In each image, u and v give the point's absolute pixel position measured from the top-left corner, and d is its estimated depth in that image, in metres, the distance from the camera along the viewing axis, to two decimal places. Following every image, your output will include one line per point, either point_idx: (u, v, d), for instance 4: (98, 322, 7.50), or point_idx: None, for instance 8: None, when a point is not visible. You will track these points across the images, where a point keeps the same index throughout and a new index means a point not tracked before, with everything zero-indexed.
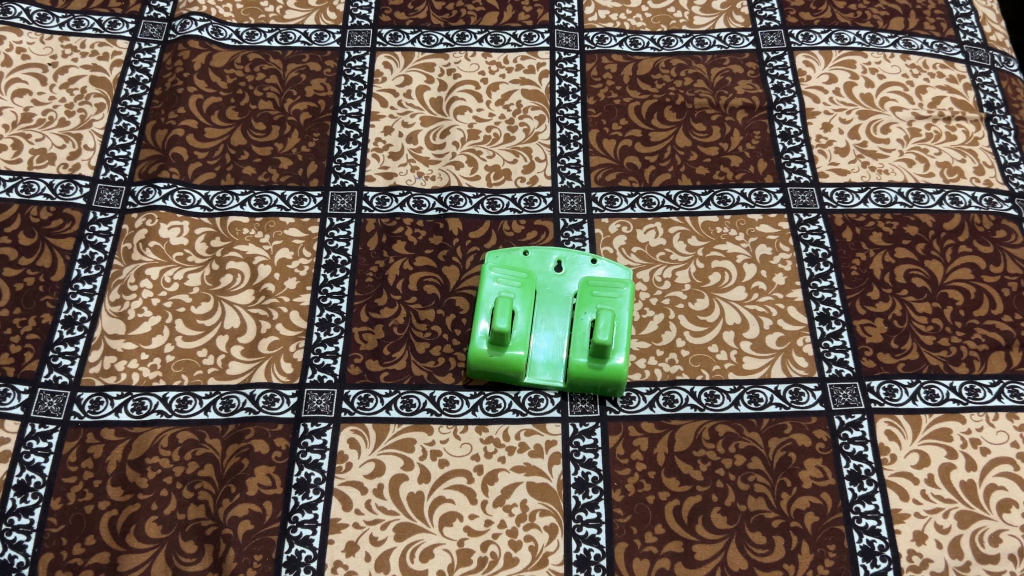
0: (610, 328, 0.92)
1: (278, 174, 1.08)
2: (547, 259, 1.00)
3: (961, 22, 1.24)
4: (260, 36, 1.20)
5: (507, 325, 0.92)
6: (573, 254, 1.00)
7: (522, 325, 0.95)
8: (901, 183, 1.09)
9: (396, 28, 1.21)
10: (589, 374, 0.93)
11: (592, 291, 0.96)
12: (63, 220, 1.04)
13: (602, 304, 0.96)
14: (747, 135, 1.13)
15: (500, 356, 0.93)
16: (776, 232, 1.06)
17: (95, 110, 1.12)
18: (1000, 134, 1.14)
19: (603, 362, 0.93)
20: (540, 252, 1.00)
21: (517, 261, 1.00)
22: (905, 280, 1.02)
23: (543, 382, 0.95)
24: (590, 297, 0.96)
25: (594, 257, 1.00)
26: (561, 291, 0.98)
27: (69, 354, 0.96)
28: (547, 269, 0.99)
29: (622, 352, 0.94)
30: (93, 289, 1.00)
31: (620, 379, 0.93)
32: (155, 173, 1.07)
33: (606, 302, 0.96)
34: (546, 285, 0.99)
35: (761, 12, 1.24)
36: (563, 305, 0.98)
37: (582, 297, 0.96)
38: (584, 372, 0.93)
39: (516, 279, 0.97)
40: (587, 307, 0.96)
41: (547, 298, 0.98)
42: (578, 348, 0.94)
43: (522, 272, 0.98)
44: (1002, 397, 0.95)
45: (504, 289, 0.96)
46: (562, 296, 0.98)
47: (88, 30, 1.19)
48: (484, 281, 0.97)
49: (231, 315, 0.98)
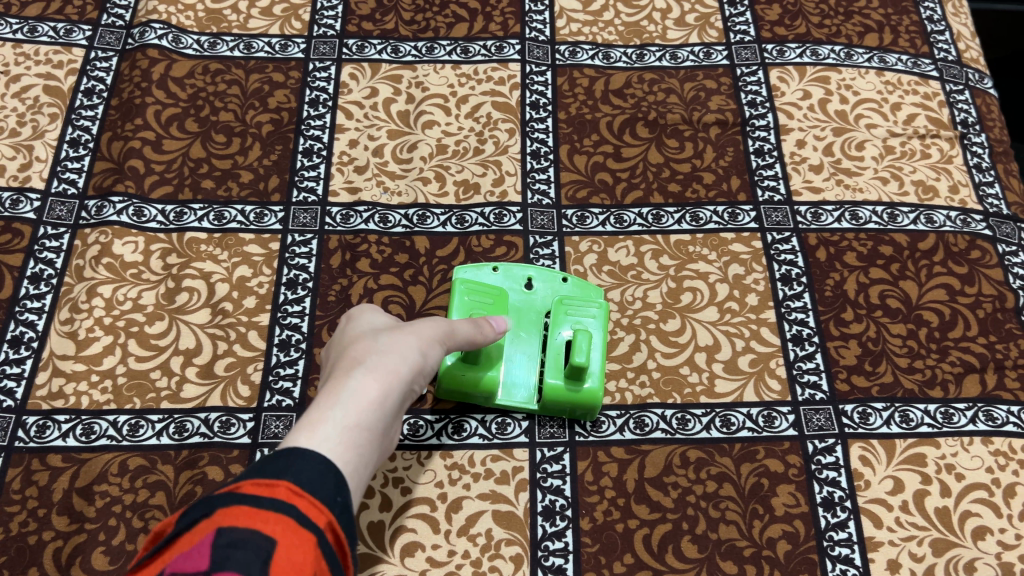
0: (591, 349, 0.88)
1: (239, 189, 1.05)
2: (517, 275, 0.97)
3: (935, 39, 1.23)
4: (221, 45, 1.16)
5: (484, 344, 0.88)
6: (545, 271, 0.97)
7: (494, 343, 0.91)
8: (876, 202, 1.08)
9: (363, 39, 1.18)
10: (563, 397, 0.90)
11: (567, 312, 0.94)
12: (11, 234, 1.00)
13: (577, 326, 0.93)
14: (720, 151, 1.11)
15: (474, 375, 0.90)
16: (748, 251, 1.04)
17: (48, 121, 1.08)
18: (975, 152, 1.13)
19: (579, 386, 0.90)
20: (511, 268, 0.97)
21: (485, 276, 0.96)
22: (879, 300, 1.00)
23: (516, 405, 0.92)
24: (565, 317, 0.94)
25: (564, 275, 0.97)
26: (533, 310, 0.95)
27: (15, 376, 0.92)
28: (518, 286, 0.96)
29: (596, 375, 0.91)
30: (42, 307, 0.96)
31: (595, 403, 0.90)
32: (109, 187, 1.03)
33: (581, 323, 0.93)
34: (516, 302, 0.95)
35: (735, 26, 1.22)
36: (535, 324, 0.95)
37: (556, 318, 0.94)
38: (561, 395, 0.90)
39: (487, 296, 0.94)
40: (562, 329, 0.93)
41: (519, 317, 0.95)
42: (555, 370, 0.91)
43: (493, 290, 0.94)
44: (977, 421, 0.93)
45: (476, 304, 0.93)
46: (534, 315, 0.95)
47: (42, 37, 1.15)
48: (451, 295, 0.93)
49: (186, 335, 0.95)
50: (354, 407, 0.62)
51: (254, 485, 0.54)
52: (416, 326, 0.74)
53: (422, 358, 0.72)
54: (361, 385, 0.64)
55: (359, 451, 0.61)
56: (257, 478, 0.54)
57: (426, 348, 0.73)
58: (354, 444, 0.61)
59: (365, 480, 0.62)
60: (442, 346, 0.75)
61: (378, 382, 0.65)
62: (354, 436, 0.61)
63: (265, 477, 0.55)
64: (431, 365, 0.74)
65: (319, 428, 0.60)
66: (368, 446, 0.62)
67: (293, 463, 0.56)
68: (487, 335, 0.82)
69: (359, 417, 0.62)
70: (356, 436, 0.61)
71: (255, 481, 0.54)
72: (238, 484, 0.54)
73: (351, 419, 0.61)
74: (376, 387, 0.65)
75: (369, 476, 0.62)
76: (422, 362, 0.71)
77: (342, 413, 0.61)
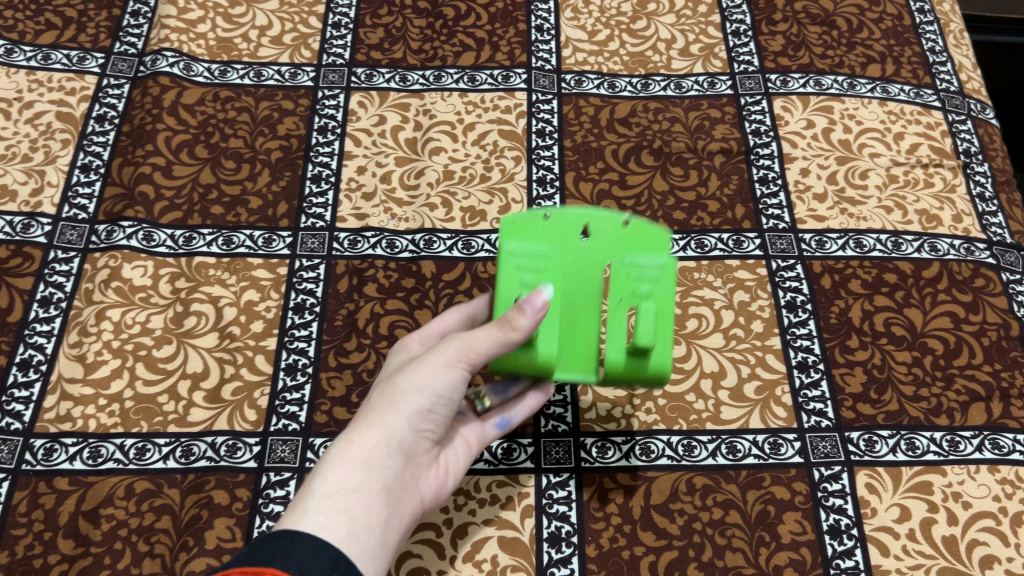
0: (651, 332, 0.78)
1: (247, 215, 1.06)
2: (574, 221, 0.81)
3: (937, 70, 1.24)
4: (232, 73, 1.17)
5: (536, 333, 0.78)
6: (605, 212, 0.81)
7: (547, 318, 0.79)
8: (879, 230, 1.08)
9: (372, 67, 1.20)
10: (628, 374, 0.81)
11: (629, 271, 0.80)
12: (22, 258, 1.01)
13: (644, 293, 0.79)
14: (724, 179, 1.12)
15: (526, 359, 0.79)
16: (753, 278, 1.04)
17: (60, 146, 1.09)
18: (977, 181, 1.14)
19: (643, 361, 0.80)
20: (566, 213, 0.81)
21: (534, 227, 0.80)
22: (884, 328, 1.01)
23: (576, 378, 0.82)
24: (626, 276, 0.80)
25: (625, 216, 0.81)
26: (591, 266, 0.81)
27: (23, 399, 0.92)
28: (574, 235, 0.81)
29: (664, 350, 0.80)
30: (51, 331, 0.96)
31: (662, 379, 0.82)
32: (119, 212, 1.04)
33: (644, 282, 0.80)
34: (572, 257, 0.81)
35: (739, 57, 1.24)
36: (591, 282, 0.82)
37: (616, 279, 0.80)
38: (623, 373, 0.81)
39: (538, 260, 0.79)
40: (623, 290, 0.80)
41: (573, 276, 0.82)
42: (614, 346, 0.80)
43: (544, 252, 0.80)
44: (983, 449, 0.93)
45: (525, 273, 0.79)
46: (593, 270, 0.81)
47: (56, 65, 1.16)
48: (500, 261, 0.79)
49: (194, 359, 0.95)
50: (331, 478, 0.67)
51: (243, 569, 0.59)
52: (420, 363, 0.73)
53: (420, 398, 0.72)
54: (338, 454, 0.69)
55: (346, 517, 0.66)
56: (246, 564, 0.59)
57: (425, 384, 0.72)
58: (335, 509, 0.66)
59: (363, 545, 0.66)
60: (454, 370, 0.73)
61: (355, 448, 0.69)
62: (334, 502, 0.66)
63: (254, 562, 0.60)
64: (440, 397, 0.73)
65: (302, 504, 0.66)
66: (356, 507, 0.67)
67: (279, 544, 0.62)
68: (513, 330, 0.72)
69: (336, 489, 0.67)
70: (336, 502, 0.66)
71: (243, 567, 0.59)
72: (230, 568, 0.59)
73: (327, 490, 0.67)
74: (351, 453, 0.69)
75: (373, 535, 0.67)
76: (416, 405, 0.72)
77: (319, 488, 0.67)
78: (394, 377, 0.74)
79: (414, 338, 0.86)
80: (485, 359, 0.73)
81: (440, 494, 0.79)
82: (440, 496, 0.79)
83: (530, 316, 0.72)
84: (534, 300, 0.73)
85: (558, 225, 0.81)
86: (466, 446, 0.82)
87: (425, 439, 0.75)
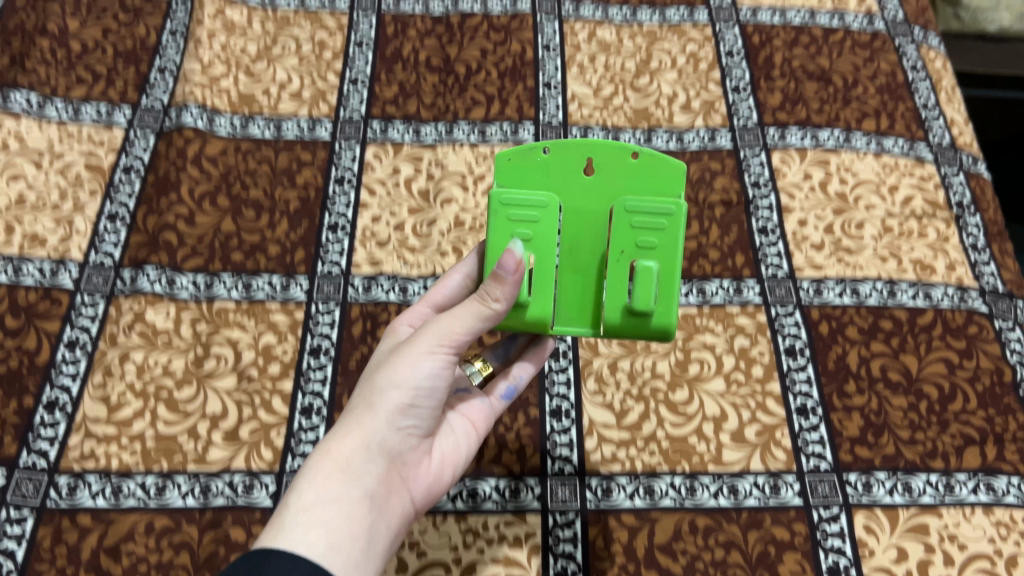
0: (648, 294, 0.76)
1: (266, 261, 1.10)
2: (576, 159, 0.77)
3: (930, 124, 1.29)
4: (253, 126, 1.23)
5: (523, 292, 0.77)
6: (607, 148, 0.77)
7: (541, 273, 0.78)
8: (875, 278, 1.12)
9: (386, 121, 1.25)
10: (630, 331, 0.79)
11: (630, 217, 0.76)
12: (50, 302, 1.05)
13: (646, 243, 0.77)
14: (725, 229, 1.16)
15: (518, 322, 0.79)
16: (753, 324, 1.08)
17: (88, 196, 1.14)
18: (970, 232, 1.18)
19: (643, 318, 0.78)
20: (568, 149, 0.77)
21: (532, 167, 0.78)
22: (881, 373, 1.04)
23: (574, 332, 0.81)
24: (628, 223, 0.77)
25: (631, 149, 0.76)
26: (596, 206, 0.78)
27: (49, 438, 0.96)
28: (577, 174, 0.78)
29: (666, 307, 0.78)
30: (76, 372, 1.00)
31: (666, 336, 0.79)
32: (144, 258, 1.09)
33: (647, 232, 0.77)
34: (575, 197, 0.78)
35: (739, 112, 1.29)
36: (595, 224, 0.78)
37: (617, 224, 0.77)
38: (623, 332, 0.79)
39: (533, 206, 0.77)
40: (624, 237, 0.77)
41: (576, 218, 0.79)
42: (613, 303, 0.78)
43: (541, 195, 0.77)
44: (978, 492, 0.96)
45: (520, 220, 0.77)
46: (596, 214, 0.78)
47: (85, 118, 1.21)
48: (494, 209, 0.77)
49: (213, 401, 0.99)
50: (309, 487, 0.68)
51: None
52: (395, 358, 0.74)
53: (398, 395, 0.73)
54: (316, 464, 0.70)
55: (328, 525, 0.66)
56: None
57: (403, 378, 0.73)
58: (313, 522, 0.66)
59: (351, 553, 0.66)
60: (435, 358, 0.73)
61: (331, 457, 0.70)
62: (312, 516, 0.66)
63: None
64: (420, 390, 0.73)
65: (282, 515, 0.66)
66: (338, 515, 0.67)
67: (262, 562, 0.60)
68: (494, 302, 0.72)
69: (314, 498, 0.67)
70: (314, 515, 0.66)
71: None
72: None
73: (305, 500, 0.67)
74: (328, 462, 0.70)
75: (359, 541, 0.67)
76: (394, 402, 0.73)
77: (297, 498, 0.67)
78: (371, 378, 0.75)
79: (403, 320, 0.86)
80: (467, 340, 0.73)
81: (432, 493, 0.79)
82: (433, 494, 0.80)
83: (507, 284, 0.71)
84: (508, 262, 0.71)
85: (559, 163, 0.78)
86: (474, 428, 0.85)
87: (410, 434, 0.75)
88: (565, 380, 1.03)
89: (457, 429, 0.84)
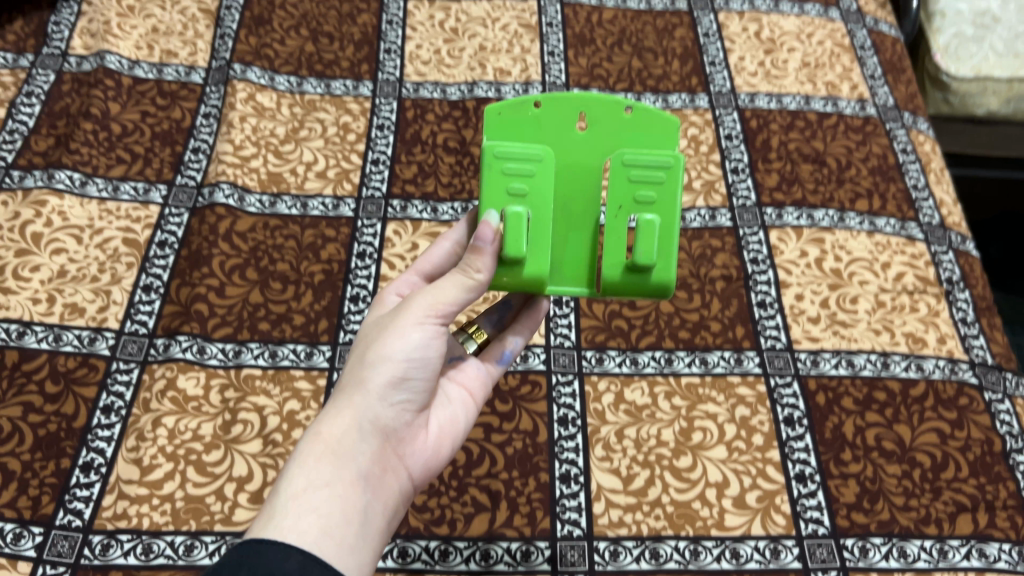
0: (650, 250, 0.83)
1: (291, 330, 1.17)
2: (569, 114, 0.83)
3: (920, 205, 1.37)
4: (281, 203, 1.30)
5: (524, 249, 0.81)
6: (601, 102, 0.83)
7: (539, 235, 0.83)
8: (869, 350, 1.18)
9: (406, 199, 1.33)
10: (631, 287, 0.85)
11: (629, 171, 0.83)
12: (87, 368, 1.11)
13: (644, 198, 0.83)
14: (726, 302, 1.22)
15: (518, 280, 0.84)
16: (753, 394, 1.13)
17: (125, 268, 1.21)
18: (959, 307, 1.24)
19: (645, 275, 0.85)
20: (560, 103, 0.83)
21: (525, 121, 0.83)
22: (875, 442, 1.09)
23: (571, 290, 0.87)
24: (626, 179, 0.83)
25: (625, 103, 0.83)
26: (590, 160, 0.85)
27: (84, 498, 1.01)
28: (571, 130, 0.84)
29: (665, 263, 0.85)
30: (111, 436, 1.06)
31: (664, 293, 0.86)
32: (177, 327, 1.15)
33: (644, 188, 0.83)
34: (570, 153, 0.84)
35: (738, 192, 1.36)
36: (590, 181, 0.85)
37: (617, 178, 0.83)
38: (623, 289, 0.86)
39: (532, 160, 0.82)
40: (622, 191, 0.83)
41: (572, 175, 0.85)
42: (614, 261, 0.84)
43: (539, 149, 0.82)
44: (970, 558, 1.00)
45: (518, 175, 0.82)
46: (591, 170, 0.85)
47: (124, 195, 1.29)
48: (489, 168, 0.82)
49: (240, 464, 1.04)
50: (302, 470, 0.73)
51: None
52: (383, 332, 0.80)
53: (388, 369, 0.78)
54: (309, 449, 0.75)
55: (321, 509, 0.71)
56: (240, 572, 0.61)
57: (394, 353, 0.78)
58: (306, 507, 0.70)
59: (346, 533, 0.71)
60: (423, 328, 0.79)
61: (323, 439, 0.75)
62: (305, 500, 0.71)
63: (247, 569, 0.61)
64: (410, 362, 0.79)
65: (275, 500, 0.71)
66: (330, 496, 0.72)
67: (260, 549, 0.64)
68: (477, 273, 0.79)
69: (306, 483, 0.72)
70: (309, 497, 0.71)
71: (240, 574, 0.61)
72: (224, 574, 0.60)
73: (298, 484, 0.72)
74: (319, 445, 0.74)
75: (354, 520, 0.72)
76: (383, 378, 0.78)
77: (290, 483, 0.72)
78: (360, 357, 0.80)
79: (392, 289, 0.92)
80: (454, 309, 0.80)
81: (427, 469, 0.85)
82: (431, 468, 0.86)
83: (486, 254, 0.78)
84: (485, 233, 0.78)
85: (551, 118, 0.83)
86: (470, 397, 0.92)
87: (401, 409, 0.81)
88: (574, 447, 1.08)
89: (455, 399, 0.90)
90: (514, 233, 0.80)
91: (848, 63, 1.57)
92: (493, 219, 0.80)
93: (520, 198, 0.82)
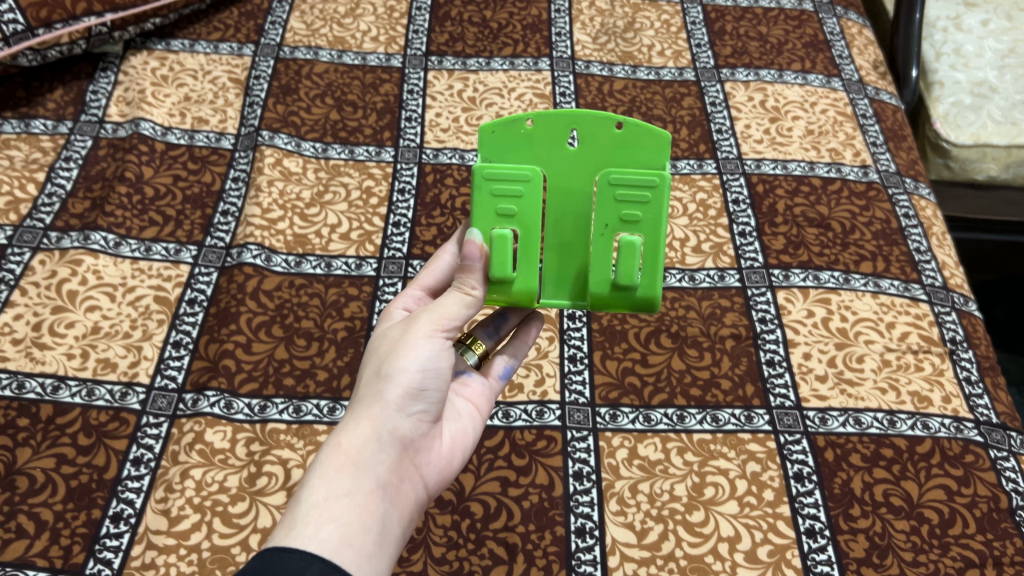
0: (631, 269, 0.92)
1: (315, 386, 1.21)
2: (560, 133, 0.90)
3: (923, 267, 1.41)
4: (305, 264, 1.36)
5: (509, 270, 0.90)
6: (591, 122, 0.89)
7: (529, 255, 0.92)
8: (876, 408, 1.21)
9: (426, 260, 1.38)
10: (617, 300, 0.95)
11: (614, 190, 0.90)
12: (118, 422, 1.15)
13: (629, 217, 0.91)
14: (736, 360, 1.26)
15: (508, 295, 0.93)
16: (763, 450, 1.16)
17: (156, 325, 1.26)
18: (964, 366, 1.28)
19: (628, 290, 0.94)
20: (551, 123, 0.90)
21: (519, 140, 0.90)
22: (883, 498, 1.11)
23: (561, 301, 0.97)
24: (612, 199, 0.91)
25: (615, 121, 0.89)
26: (580, 176, 0.92)
27: (113, 547, 1.04)
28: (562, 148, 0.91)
29: (647, 277, 0.93)
30: (140, 487, 1.09)
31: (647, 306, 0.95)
32: (205, 382, 1.20)
33: (627, 208, 0.91)
34: (561, 171, 0.92)
35: (746, 254, 1.41)
36: (580, 197, 0.93)
37: (601, 199, 0.91)
38: (609, 302, 0.95)
39: (520, 183, 0.90)
40: (608, 211, 0.91)
41: (563, 191, 0.93)
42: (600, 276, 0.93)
43: (529, 171, 0.90)
44: None
45: (508, 196, 0.90)
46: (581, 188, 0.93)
47: (155, 255, 1.35)
48: (481, 187, 0.90)
49: (264, 515, 1.07)
50: (320, 481, 0.76)
51: None
52: (396, 346, 0.84)
53: (403, 381, 0.83)
54: (328, 459, 0.78)
55: (341, 517, 0.74)
56: None
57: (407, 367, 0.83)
58: (326, 516, 0.73)
59: (365, 540, 0.74)
60: (432, 341, 0.85)
61: (342, 449, 0.79)
62: (325, 510, 0.74)
63: None
64: (422, 374, 0.84)
65: (295, 509, 0.74)
66: (349, 505, 0.75)
67: (284, 558, 0.68)
68: (472, 289, 0.88)
69: (326, 492, 0.75)
70: (328, 507, 0.74)
71: None
72: None
73: (318, 494, 0.75)
74: (338, 455, 0.78)
75: (372, 527, 0.75)
76: (398, 389, 0.82)
77: (310, 493, 0.75)
78: (375, 370, 0.84)
79: (398, 304, 0.95)
80: (455, 323, 0.87)
81: (440, 479, 0.89)
82: (444, 478, 0.89)
83: (475, 272, 0.88)
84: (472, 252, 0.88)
85: (543, 137, 0.90)
86: (476, 411, 0.97)
87: (416, 420, 0.85)
88: (588, 501, 1.11)
89: (463, 413, 0.95)
90: (500, 253, 0.90)
91: (851, 131, 1.63)
92: (477, 236, 0.90)
93: (510, 218, 0.91)
